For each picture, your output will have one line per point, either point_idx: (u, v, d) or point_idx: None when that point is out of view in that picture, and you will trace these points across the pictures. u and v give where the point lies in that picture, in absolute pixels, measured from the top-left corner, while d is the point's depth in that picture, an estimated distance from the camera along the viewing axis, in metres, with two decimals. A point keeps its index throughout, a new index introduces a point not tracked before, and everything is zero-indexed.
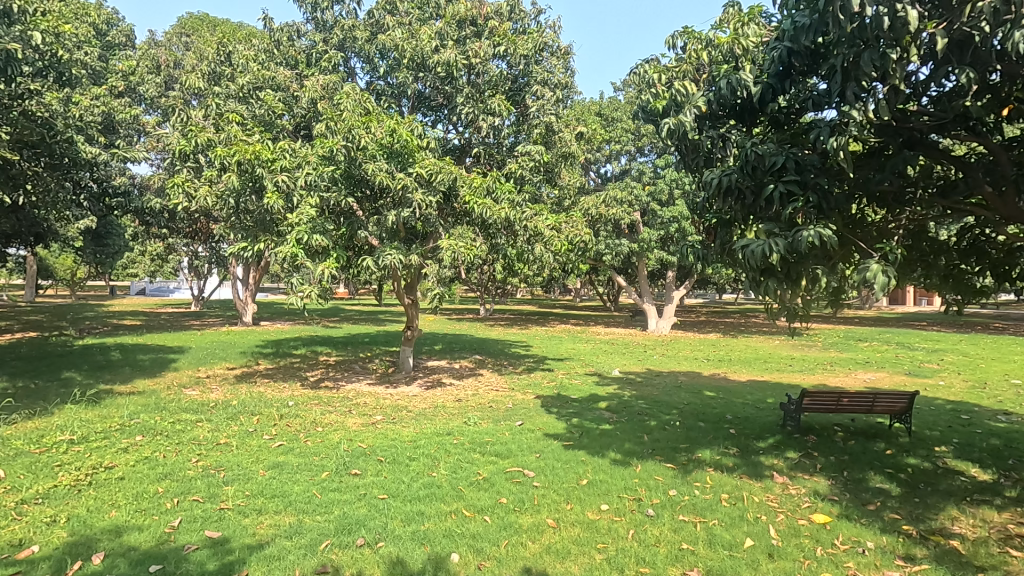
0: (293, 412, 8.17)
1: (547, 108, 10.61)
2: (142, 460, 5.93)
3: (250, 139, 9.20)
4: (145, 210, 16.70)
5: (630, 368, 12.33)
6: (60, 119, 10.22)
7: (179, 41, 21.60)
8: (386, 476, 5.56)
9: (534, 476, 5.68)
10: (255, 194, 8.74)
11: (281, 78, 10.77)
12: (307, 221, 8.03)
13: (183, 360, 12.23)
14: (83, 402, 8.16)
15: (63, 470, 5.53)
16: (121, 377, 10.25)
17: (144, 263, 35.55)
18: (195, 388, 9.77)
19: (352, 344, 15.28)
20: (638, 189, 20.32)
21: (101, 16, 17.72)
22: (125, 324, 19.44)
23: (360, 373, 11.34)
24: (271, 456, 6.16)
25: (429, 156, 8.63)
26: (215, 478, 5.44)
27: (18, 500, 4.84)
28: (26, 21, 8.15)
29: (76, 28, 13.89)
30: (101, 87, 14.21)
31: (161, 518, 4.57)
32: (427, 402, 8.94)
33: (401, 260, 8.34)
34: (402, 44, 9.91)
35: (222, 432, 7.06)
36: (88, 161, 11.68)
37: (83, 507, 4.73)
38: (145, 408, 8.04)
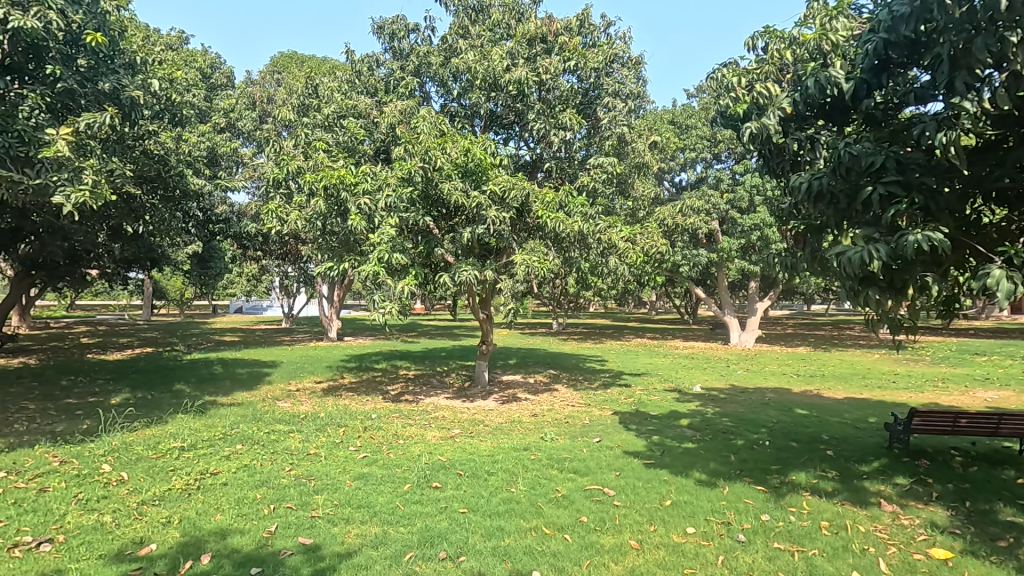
0: (377, 425, 8.48)
1: (619, 119, 10.56)
2: (243, 467, 6.37)
3: (336, 164, 9.72)
4: (243, 234, 18.01)
5: (713, 385, 11.77)
6: (173, 155, 11.39)
7: (272, 78, 23.37)
8: (466, 490, 5.63)
9: (615, 495, 5.53)
10: (340, 217, 9.20)
11: (362, 106, 11.32)
12: (387, 241, 8.36)
13: (276, 374, 13.03)
14: (192, 413, 8.90)
15: (175, 475, 6.04)
16: (223, 389, 11.08)
17: (242, 281, 38.51)
18: (287, 400, 10.39)
19: (429, 358, 15.68)
20: (716, 198, 19.55)
21: (206, 60, 19.44)
22: (226, 340, 21.10)
23: (438, 388, 11.57)
24: (357, 467, 6.41)
25: (502, 173, 8.78)
26: (307, 487, 5.74)
27: (139, 501, 5.33)
28: (147, 70, 9.12)
29: (185, 72, 15.40)
30: (206, 125, 15.59)
31: (260, 523, 4.86)
32: (503, 417, 8.98)
33: (476, 277, 8.50)
34: (474, 66, 10.04)
35: (312, 442, 7.46)
36: (195, 192, 12.87)
37: (193, 510, 5.13)
38: (244, 418, 8.64)
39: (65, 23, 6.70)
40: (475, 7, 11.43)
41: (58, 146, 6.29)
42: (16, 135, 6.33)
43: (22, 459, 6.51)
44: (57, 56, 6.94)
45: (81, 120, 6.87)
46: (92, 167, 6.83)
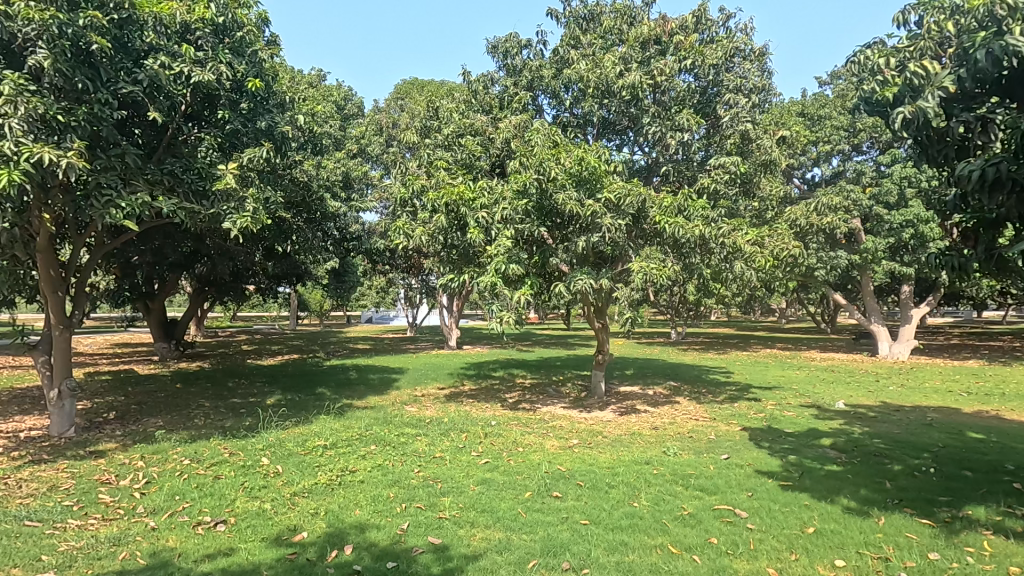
0: (497, 431, 8.70)
1: (742, 115, 9.97)
2: (377, 466, 6.84)
3: (455, 181, 10.20)
4: (373, 250, 19.51)
5: (859, 401, 10.54)
6: (315, 182, 12.70)
7: (396, 104, 25.19)
8: (586, 502, 5.57)
9: (748, 517, 5.14)
10: (460, 231, 9.60)
11: (479, 123, 11.79)
12: (504, 252, 8.58)
13: (403, 380, 13.86)
14: (333, 414, 9.78)
15: (321, 470, 6.67)
16: (358, 393, 12.02)
17: (371, 293, 41.70)
18: (413, 404, 11.03)
19: (544, 367, 15.80)
20: (857, 193, 17.64)
21: (341, 93, 21.45)
22: (359, 348, 22.94)
23: (555, 397, 11.61)
24: (480, 472, 6.60)
25: (617, 179, 8.66)
26: (434, 489, 6.03)
27: (292, 492, 5.96)
28: (295, 107, 10.28)
29: (324, 106, 17.11)
30: (342, 152, 17.16)
31: (394, 520, 5.20)
32: (622, 429, 8.76)
33: (592, 285, 8.42)
34: (586, 75, 10.03)
35: (437, 446, 7.84)
36: (333, 213, 14.21)
37: (336, 504, 5.61)
38: (377, 421, 9.32)
39: (232, 73, 7.75)
40: (586, 17, 11.45)
41: (227, 179, 7.32)
42: (196, 172, 7.63)
43: (201, 449, 7.57)
44: (227, 102, 8.07)
45: (244, 155, 7.88)
46: (253, 196, 7.83)
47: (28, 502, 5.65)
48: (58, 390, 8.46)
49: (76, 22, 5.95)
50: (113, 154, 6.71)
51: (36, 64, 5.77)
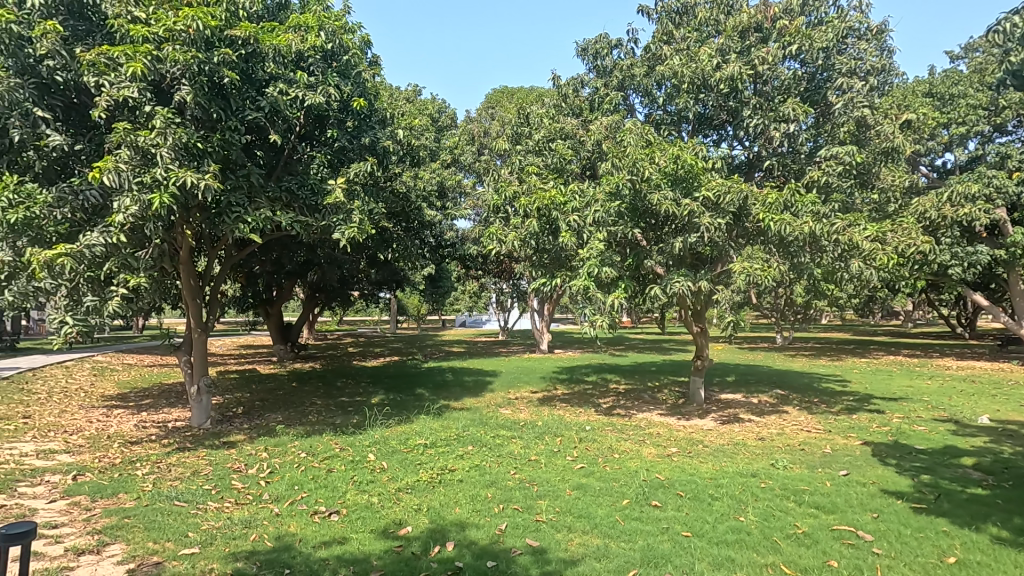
0: (591, 436, 8.61)
1: (858, 101, 9.16)
2: (474, 467, 7.03)
3: (546, 185, 10.25)
4: (467, 256, 20.09)
5: (1009, 417, 9.24)
6: (413, 192, 13.33)
7: (487, 113, 25.81)
8: (688, 513, 5.35)
9: (873, 540, 4.68)
10: (552, 235, 9.63)
11: (569, 127, 11.78)
12: (596, 255, 8.50)
13: (497, 383, 14.12)
14: (432, 414, 10.17)
15: (422, 468, 6.96)
16: (454, 395, 12.43)
17: (465, 298, 42.92)
18: (508, 407, 11.20)
19: (639, 372, 15.40)
20: (1001, 179, 15.53)
21: (435, 106, 22.34)
22: (455, 351, 23.68)
23: (651, 403, 11.28)
24: (575, 477, 6.57)
25: (716, 176, 8.29)
26: (531, 492, 6.07)
27: (397, 488, 6.27)
28: (394, 122, 10.86)
29: (421, 120, 17.91)
30: (437, 163, 17.85)
31: (493, 520, 5.30)
32: (724, 438, 8.33)
33: (690, 288, 8.10)
34: (680, 70, 9.69)
35: (532, 449, 7.90)
36: (429, 221, 14.82)
37: (437, 501, 5.83)
38: (474, 422, 9.57)
39: (340, 94, 8.32)
40: (680, 10, 11.08)
41: (336, 193, 7.86)
42: (310, 188, 8.27)
43: (316, 444, 8.19)
44: (335, 122, 8.68)
45: (351, 170, 8.44)
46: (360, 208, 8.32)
47: (176, 484, 6.41)
48: (197, 386, 9.54)
49: (212, 60, 6.76)
50: (241, 174, 7.47)
51: (181, 99, 6.54)
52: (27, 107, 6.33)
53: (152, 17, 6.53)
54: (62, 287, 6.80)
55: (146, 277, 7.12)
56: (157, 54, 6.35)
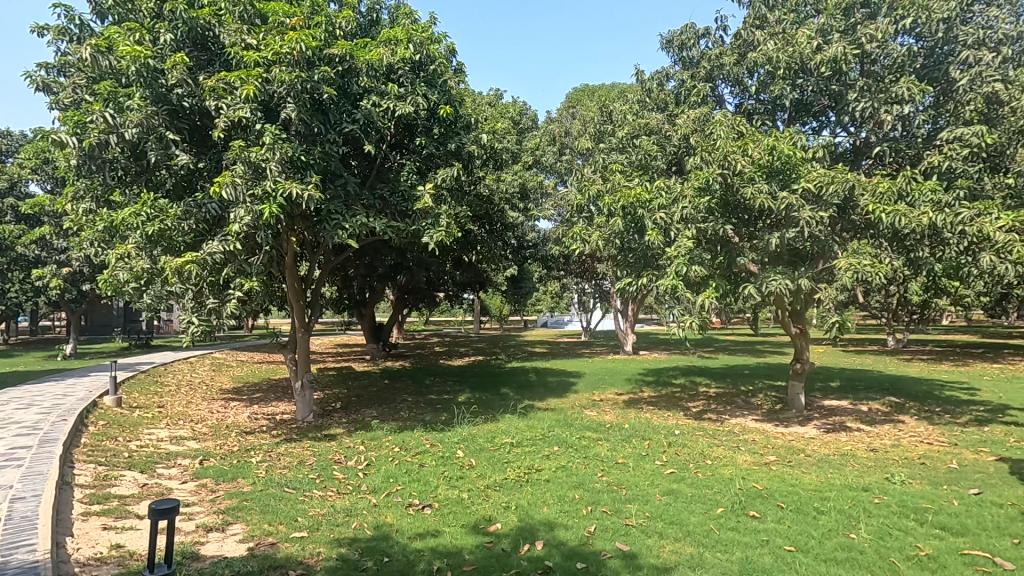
0: (681, 441, 8.32)
1: (987, 75, 8.19)
2: (561, 467, 7.03)
3: (631, 183, 10.04)
4: (549, 256, 20.11)
5: None
6: (497, 195, 13.55)
7: (568, 112, 25.67)
8: (790, 526, 5.03)
9: (1014, 570, 4.15)
10: (637, 234, 9.40)
11: (655, 122, 11.48)
12: (685, 253, 8.21)
13: (581, 384, 14.01)
14: (517, 414, 10.28)
15: (510, 467, 7.05)
16: (538, 395, 12.49)
17: (547, 298, 43.03)
18: (593, 409, 11.09)
19: (731, 375, 14.67)
20: None
21: (517, 109, 22.59)
22: (538, 352, 23.76)
23: (745, 408, 10.71)
24: (666, 482, 6.37)
25: (818, 167, 7.74)
26: (619, 495, 5.98)
27: (485, 485, 6.40)
28: (478, 127, 11.10)
29: (503, 123, 18.17)
30: (519, 165, 18.02)
31: (581, 522, 5.28)
32: (830, 448, 7.73)
33: (789, 287, 7.60)
34: (775, 55, 9.14)
35: (620, 452, 7.77)
36: (512, 223, 15.01)
37: (525, 500, 5.89)
38: (559, 422, 9.56)
39: (427, 103, 8.64)
40: None
41: (425, 199, 8.16)
42: (401, 194, 8.64)
43: (409, 439, 8.55)
44: (423, 130, 9.04)
45: (438, 175, 8.74)
46: (446, 212, 8.59)
47: (286, 472, 6.95)
48: (301, 382, 10.27)
49: (314, 78, 7.24)
50: (339, 184, 7.96)
51: (287, 117, 7.08)
52: (161, 131, 7.15)
53: (262, 43, 7.15)
54: (190, 291, 7.59)
55: (258, 281, 7.77)
56: (266, 76, 6.96)
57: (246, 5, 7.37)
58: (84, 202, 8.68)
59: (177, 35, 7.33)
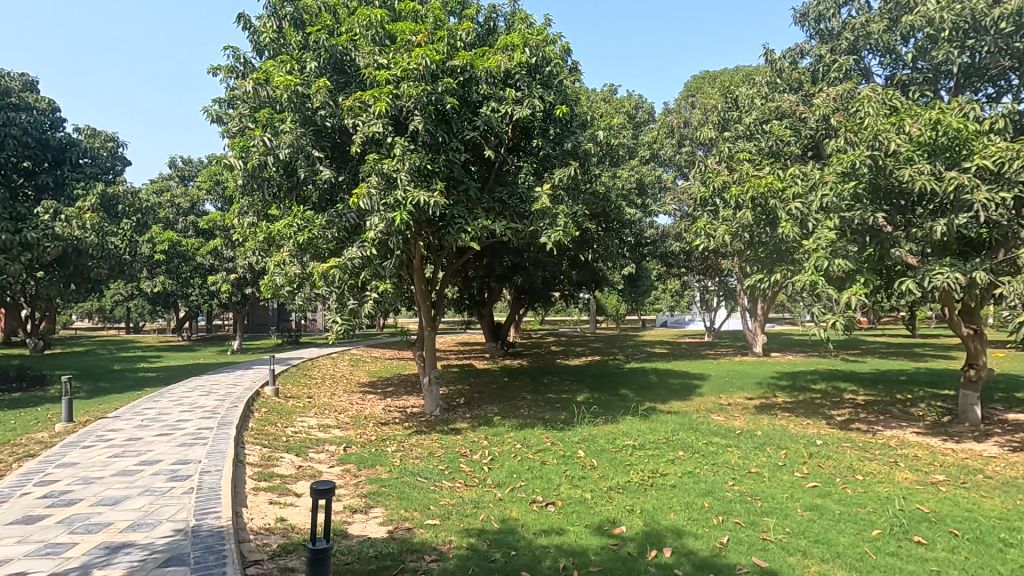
0: (825, 452, 7.56)
1: None
2: (687, 473, 6.72)
3: (761, 172, 9.33)
4: (669, 253, 19.33)
5: None
6: (613, 192, 13.30)
7: (687, 101, 24.51)
8: (967, 557, 4.35)
9: None
10: (769, 226, 8.70)
11: (788, 104, 10.58)
12: (826, 246, 7.46)
13: (706, 386, 13.27)
14: (638, 416, 10.00)
15: (633, 469, 6.89)
16: (660, 397, 12.05)
17: (667, 296, 41.43)
18: (720, 413, 10.46)
19: (883, 382, 13.04)
20: None
21: (632, 102, 22.04)
22: (658, 352, 22.95)
23: (902, 419, 9.46)
24: (808, 496, 5.83)
25: (996, 140, 6.63)
26: (754, 506, 5.59)
27: (608, 486, 6.32)
28: (593, 124, 10.99)
29: (618, 118, 17.82)
30: (636, 160, 17.55)
31: (712, 532, 5.01)
32: (1017, 470, 6.57)
33: (959, 281, 6.58)
34: (938, 16, 8.00)
35: (753, 460, 7.25)
36: (630, 220, 14.66)
37: (651, 504, 5.72)
38: (683, 426, 9.15)
39: (544, 104, 8.73)
40: None
41: (543, 199, 8.25)
42: (519, 196, 8.80)
43: (530, 436, 8.69)
44: (539, 131, 9.16)
45: (556, 175, 8.79)
46: (563, 211, 8.61)
47: (417, 462, 7.41)
48: (428, 377, 10.87)
49: (438, 89, 7.63)
50: (461, 189, 8.32)
51: (414, 128, 7.54)
52: (308, 150, 7.97)
53: (392, 61, 7.67)
54: (333, 293, 8.37)
55: (390, 283, 8.36)
56: (396, 92, 7.45)
57: (377, 28, 7.95)
58: (248, 217, 9.94)
59: (321, 63, 8.13)
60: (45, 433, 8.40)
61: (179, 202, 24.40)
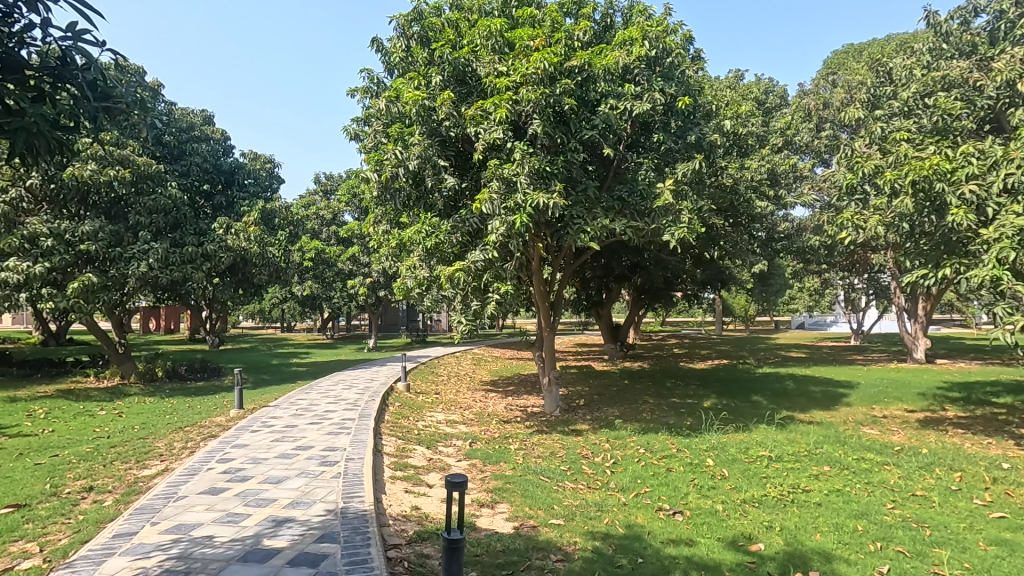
0: (1013, 478, 6.41)
1: None
2: (835, 491, 6.08)
3: (924, 152, 8.16)
4: (808, 248, 17.62)
5: None
6: (742, 184, 12.42)
7: (827, 80, 22.20)
8: None
9: None
10: (935, 214, 7.58)
11: (957, 72, 9.15)
12: (1013, 234, 6.32)
13: (855, 396, 11.89)
14: (774, 425, 9.23)
15: (770, 483, 6.37)
16: (799, 405, 11.02)
17: (805, 296, 37.87)
18: (873, 426, 9.32)
19: None
20: None
21: (762, 87, 20.46)
22: (795, 356, 21.02)
23: None
24: (992, 529, 4.98)
25: None
26: (920, 534, 4.90)
27: (742, 499, 5.91)
28: (718, 114, 10.39)
29: (746, 104, 16.63)
30: (768, 148, 16.26)
31: (868, 559, 4.48)
32: None
33: None
34: None
35: (917, 482, 6.36)
36: (760, 213, 13.63)
37: (792, 522, 5.25)
38: (828, 438, 8.28)
39: (665, 97, 8.46)
40: None
41: (664, 196, 7.97)
42: (640, 194, 8.59)
43: (653, 441, 8.41)
44: (660, 125, 8.89)
45: (678, 170, 8.45)
46: (687, 207, 8.26)
47: (540, 461, 7.49)
48: (548, 377, 10.97)
49: (556, 92, 7.68)
50: (580, 189, 8.29)
51: (533, 132, 7.66)
52: (434, 160, 8.43)
53: (511, 68, 7.87)
54: (459, 295, 8.77)
55: (511, 285, 8.56)
56: (515, 98, 7.62)
57: (497, 37, 8.20)
58: (383, 224, 10.75)
59: (445, 76, 8.55)
60: (223, 418, 9.77)
61: (323, 214, 27.06)
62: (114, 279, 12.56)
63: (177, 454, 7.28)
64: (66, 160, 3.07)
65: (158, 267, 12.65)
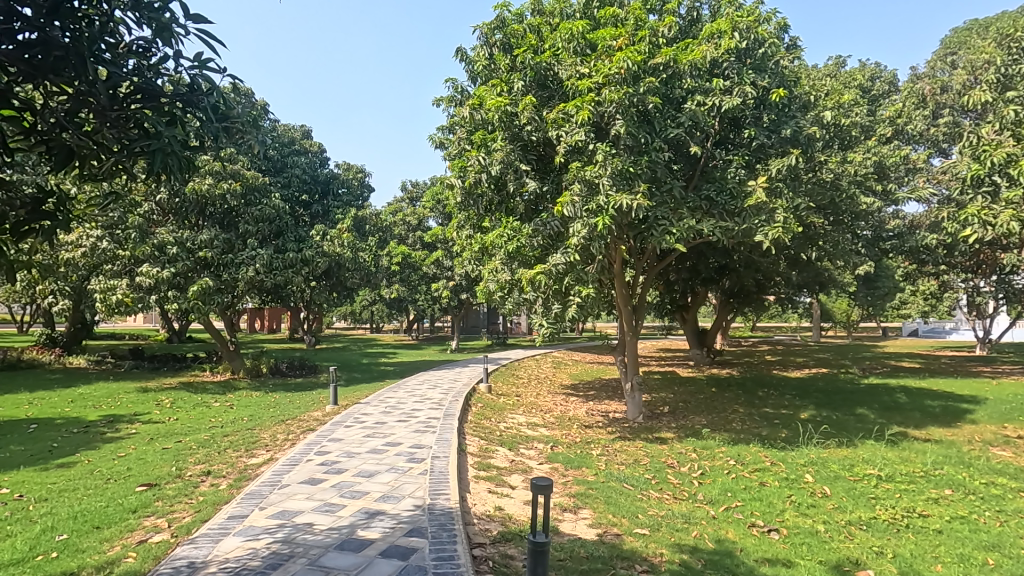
0: None
1: None
2: (958, 517, 5.48)
3: None
4: (922, 248, 15.99)
5: None
6: (845, 178, 11.49)
7: (946, 61, 20.05)
8: None
9: None
10: None
11: None
12: None
13: (981, 412, 10.63)
14: (883, 441, 8.44)
15: (879, 505, 5.83)
16: (913, 421, 10.01)
17: (919, 301, 34.33)
18: (1005, 448, 8.27)
19: None
20: None
21: (868, 73, 18.82)
22: (907, 367, 19.12)
23: None
24: None
25: None
26: None
27: (847, 520, 5.46)
28: (815, 104, 9.72)
29: (849, 92, 15.37)
30: (874, 140, 14.93)
31: None
32: None
33: None
34: None
35: None
36: (864, 210, 12.56)
37: (907, 549, 4.79)
38: (948, 458, 7.45)
39: (756, 90, 8.09)
40: None
41: (757, 194, 7.57)
42: (729, 193, 8.20)
43: (744, 453, 7.97)
44: (751, 121, 8.50)
45: (771, 167, 8.02)
46: (781, 205, 7.80)
47: (623, 468, 7.33)
48: (630, 382, 10.73)
49: (640, 91, 7.49)
50: (665, 189, 8.04)
51: (616, 133, 7.53)
52: (516, 164, 8.50)
53: (594, 69, 7.82)
54: (540, 298, 8.79)
55: (593, 288, 8.45)
56: (598, 99, 7.54)
57: (579, 39, 8.15)
58: (466, 229, 10.99)
59: (527, 81, 8.65)
60: (320, 413, 10.42)
61: (409, 220, 28.09)
62: (226, 282, 13.84)
63: (280, 445, 7.87)
64: (194, 176, 3.40)
65: (263, 272, 13.82)
